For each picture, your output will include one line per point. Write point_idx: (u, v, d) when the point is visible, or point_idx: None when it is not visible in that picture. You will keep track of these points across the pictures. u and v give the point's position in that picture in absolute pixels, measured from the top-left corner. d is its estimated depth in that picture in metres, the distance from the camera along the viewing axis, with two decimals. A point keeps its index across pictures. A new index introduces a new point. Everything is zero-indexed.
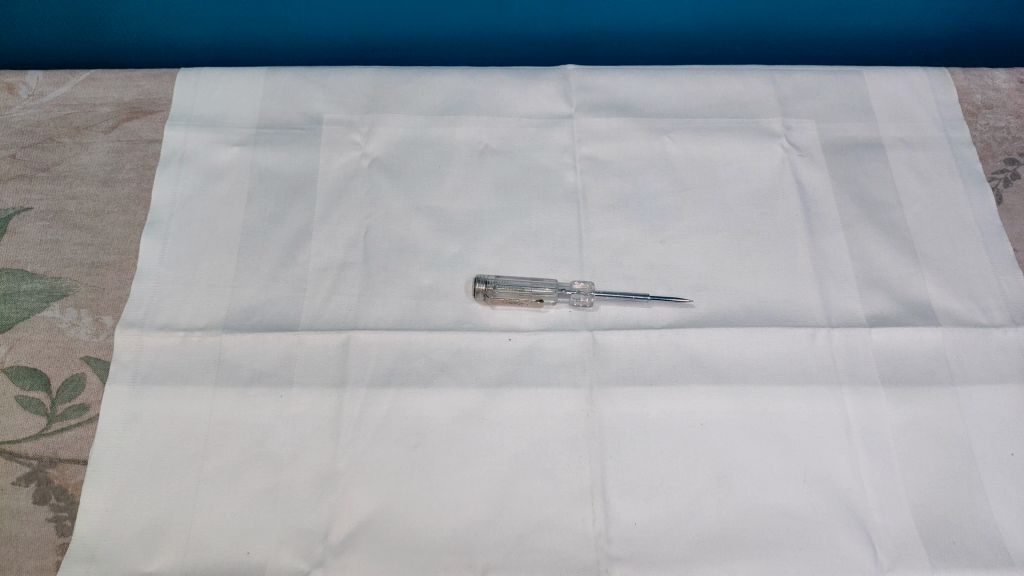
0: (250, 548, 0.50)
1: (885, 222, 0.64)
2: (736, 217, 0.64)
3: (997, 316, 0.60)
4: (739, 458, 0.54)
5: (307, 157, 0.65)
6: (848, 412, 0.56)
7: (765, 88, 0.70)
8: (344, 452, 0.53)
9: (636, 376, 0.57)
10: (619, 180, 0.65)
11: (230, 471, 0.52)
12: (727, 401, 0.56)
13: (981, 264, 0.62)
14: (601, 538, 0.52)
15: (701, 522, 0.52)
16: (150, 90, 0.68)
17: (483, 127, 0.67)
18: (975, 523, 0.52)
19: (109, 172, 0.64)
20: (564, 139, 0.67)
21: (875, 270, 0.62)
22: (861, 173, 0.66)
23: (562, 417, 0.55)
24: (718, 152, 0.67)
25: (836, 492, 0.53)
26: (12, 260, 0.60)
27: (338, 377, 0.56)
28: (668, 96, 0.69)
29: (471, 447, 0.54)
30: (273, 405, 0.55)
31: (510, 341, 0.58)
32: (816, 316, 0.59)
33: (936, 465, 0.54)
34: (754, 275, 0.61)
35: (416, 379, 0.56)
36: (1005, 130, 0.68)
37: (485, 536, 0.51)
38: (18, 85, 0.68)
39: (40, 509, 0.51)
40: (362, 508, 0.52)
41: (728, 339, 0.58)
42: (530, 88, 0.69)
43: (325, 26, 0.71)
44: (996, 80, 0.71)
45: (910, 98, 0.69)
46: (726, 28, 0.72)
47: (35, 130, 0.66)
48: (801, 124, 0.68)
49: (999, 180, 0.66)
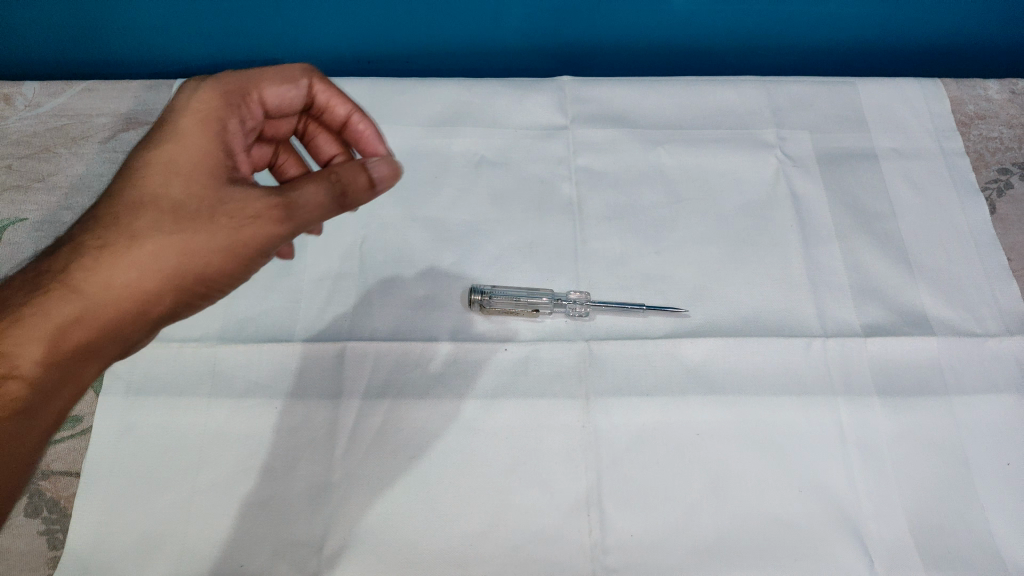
0: (244, 560, 0.50)
1: (880, 232, 0.64)
2: (732, 227, 0.64)
3: (992, 326, 0.60)
4: (735, 466, 0.54)
5: None
6: (844, 421, 0.56)
7: (759, 100, 0.70)
8: (339, 464, 0.53)
9: (633, 386, 0.57)
10: (614, 191, 0.65)
11: (224, 482, 0.52)
12: (723, 411, 0.56)
13: (975, 274, 0.62)
14: (598, 549, 0.51)
15: (698, 531, 0.52)
16: (147, 101, 0.68)
17: (479, 138, 0.68)
18: (971, 532, 0.52)
19: (105, 183, 0.64)
20: (560, 150, 0.67)
21: (870, 280, 0.62)
22: (855, 184, 0.66)
23: (559, 427, 0.55)
24: (713, 162, 0.67)
25: (832, 501, 0.53)
26: (8, 270, 0.60)
27: (333, 389, 0.56)
28: (663, 107, 0.69)
29: (467, 457, 0.54)
30: (269, 416, 0.55)
31: (506, 351, 0.58)
32: (812, 325, 0.60)
33: (932, 474, 0.54)
34: (749, 285, 0.61)
35: (411, 391, 0.56)
36: (999, 141, 0.68)
37: (480, 548, 0.51)
38: (14, 96, 0.68)
39: (31, 521, 0.51)
40: (357, 519, 0.52)
41: (724, 350, 0.58)
42: (526, 99, 0.69)
43: (320, 37, 0.71)
44: (988, 90, 0.71)
45: (904, 109, 0.70)
46: (719, 39, 0.72)
47: (31, 140, 0.66)
48: (796, 135, 0.69)
49: (993, 190, 0.66)
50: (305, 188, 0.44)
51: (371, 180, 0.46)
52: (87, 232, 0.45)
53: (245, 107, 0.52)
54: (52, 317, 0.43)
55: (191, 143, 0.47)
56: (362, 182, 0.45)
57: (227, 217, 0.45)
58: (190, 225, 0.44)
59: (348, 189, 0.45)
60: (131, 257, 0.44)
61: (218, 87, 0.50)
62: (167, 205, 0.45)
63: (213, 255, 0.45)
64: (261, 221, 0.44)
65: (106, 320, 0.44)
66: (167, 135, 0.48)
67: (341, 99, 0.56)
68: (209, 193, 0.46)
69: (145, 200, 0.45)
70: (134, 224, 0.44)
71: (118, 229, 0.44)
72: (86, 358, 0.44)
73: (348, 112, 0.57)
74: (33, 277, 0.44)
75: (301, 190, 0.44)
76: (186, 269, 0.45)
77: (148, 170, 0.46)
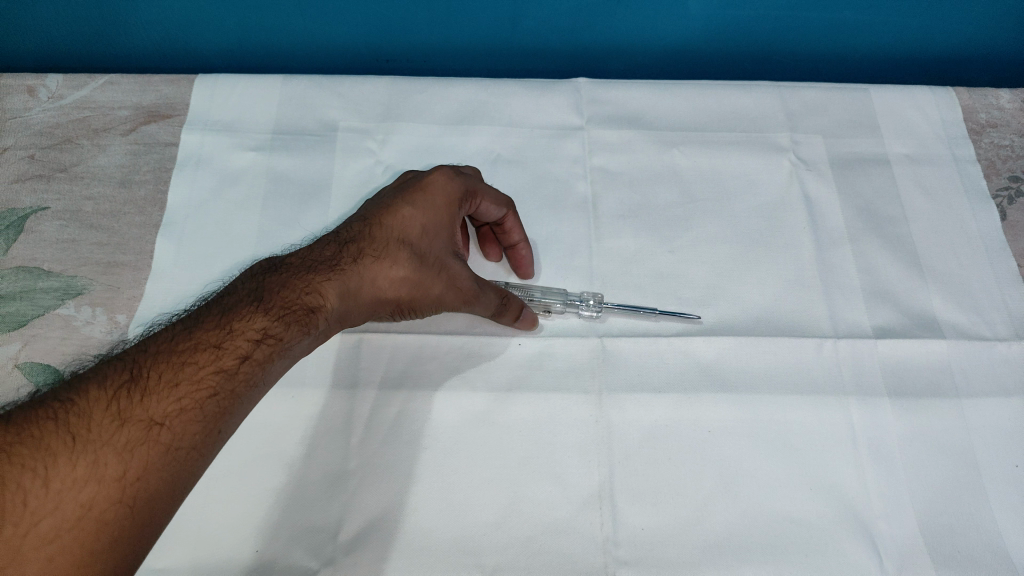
0: (260, 545, 0.51)
1: (892, 236, 0.65)
2: (744, 228, 0.65)
3: (1002, 330, 0.60)
4: (747, 464, 0.55)
5: (323, 163, 0.66)
6: (855, 421, 0.56)
7: (774, 104, 0.71)
8: (355, 453, 0.54)
9: (645, 382, 0.58)
10: (628, 190, 0.66)
11: (242, 468, 0.53)
12: (735, 409, 0.57)
13: (985, 279, 0.63)
14: (609, 542, 0.52)
15: (709, 528, 0.52)
16: (168, 95, 0.69)
17: (495, 138, 0.68)
18: (981, 533, 0.53)
19: (126, 174, 0.65)
20: (575, 150, 0.68)
21: (882, 283, 0.63)
22: (868, 188, 0.67)
23: (572, 422, 0.56)
24: (726, 165, 0.68)
25: (842, 499, 0.54)
26: (30, 257, 0.60)
27: (349, 379, 0.57)
28: (677, 110, 0.70)
29: (481, 449, 0.54)
30: (286, 405, 0.55)
31: (520, 346, 0.59)
32: (824, 327, 0.60)
33: (941, 475, 0.55)
34: (761, 286, 0.62)
35: (427, 382, 0.57)
36: (1011, 149, 0.69)
37: (494, 538, 0.51)
38: (37, 87, 0.69)
39: None
40: (372, 507, 0.52)
41: (737, 348, 0.59)
42: (542, 99, 0.70)
43: (340, 34, 0.72)
44: (1000, 99, 0.71)
45: (916, 115, 0.70)
46: (735, 44, 0.73)
47: (53, 131, 0.67)
48: (810, 139, 0.69)
49: (1004, 198, 0.66)
50: (488, 290, 0.57)
51: (518, 318, 0.57)
52: (367, 257, 0.54)
53: (473, 202, 0.59)
54: (356, 288, 0.53)
55: (437, 208, 0.58)
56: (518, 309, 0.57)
57: (445, 278, 0.56)
58: (427, 272, 0.56)
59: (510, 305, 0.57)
60: (391, 277, 0.55)
61: (468, 179, 0.59)
62: (416, 251, 0.56)
63: (425, 299, 0.56)
64: (457, 295, 0.57)
65: (351, 316, 0.54)
66: (423, 196, 0.57)
67: (495, 245, 0.63)
68: (439, 258, 0.57)
69: (401, 238, 0.56)
70: (395, 255, 0.55)
71: (384, 253, 0.55)
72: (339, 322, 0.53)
73: (519, 241, 0.61)
74: (336, 263, 0.53)
75: (487, 292, 0.57)
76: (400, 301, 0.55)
77: (409, 217, 0.56)
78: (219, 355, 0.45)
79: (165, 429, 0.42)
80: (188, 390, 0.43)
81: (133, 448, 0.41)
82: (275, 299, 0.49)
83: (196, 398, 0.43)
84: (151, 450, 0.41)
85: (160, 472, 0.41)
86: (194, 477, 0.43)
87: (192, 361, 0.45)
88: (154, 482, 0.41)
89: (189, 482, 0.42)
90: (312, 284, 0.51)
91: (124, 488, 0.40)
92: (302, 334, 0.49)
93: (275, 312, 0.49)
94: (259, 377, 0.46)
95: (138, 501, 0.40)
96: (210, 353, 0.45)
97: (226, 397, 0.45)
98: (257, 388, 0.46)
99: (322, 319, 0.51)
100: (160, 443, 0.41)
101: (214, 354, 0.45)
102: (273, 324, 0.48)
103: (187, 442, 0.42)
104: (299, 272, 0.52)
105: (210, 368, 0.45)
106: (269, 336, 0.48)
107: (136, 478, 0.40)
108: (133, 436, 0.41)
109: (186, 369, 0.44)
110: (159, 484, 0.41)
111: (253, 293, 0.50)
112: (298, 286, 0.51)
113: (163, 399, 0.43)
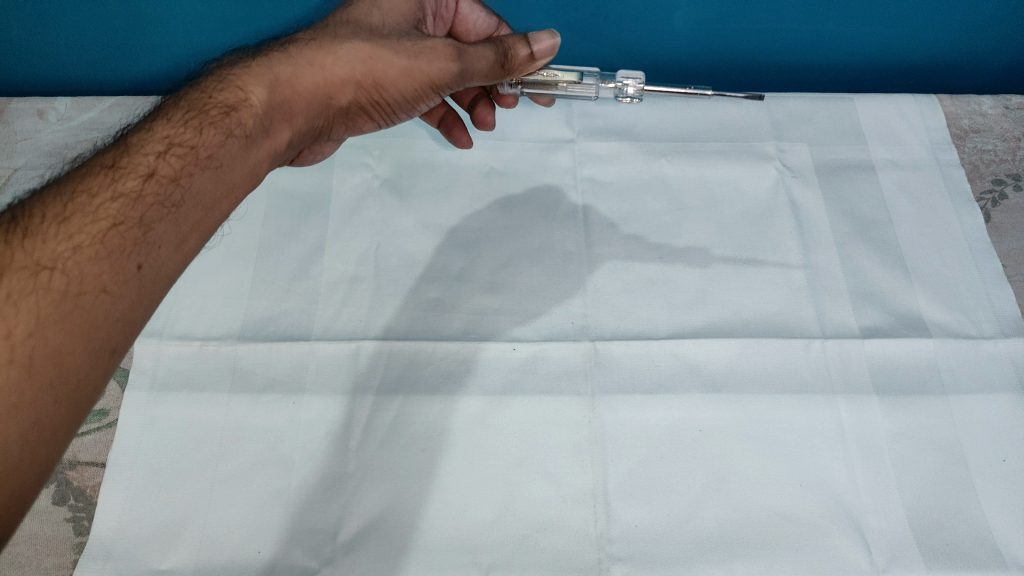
0: (261, 546, 0.52)
1: (876, 240, 0.66)
2: (733, 232, 0.66)
3: (988, 328, 0.61)
4: (737, 463, 0.56)
5: (322, 178, 0.68)
6: (844, 419, 0.58)
7: (759, 115, 0.73)
8: (352, 456, 0.55)
9: (636, 384, 0.59)
10: (619, 200, 0.68)
11: (242, 473, 0.55)
12: (725, 408, 0.58)
13: (971, 278, 0.64)
14: (603, 538, 0.53)
15: (701, 523, 0.53)
16: None
17: (489, 152, 0.71)
18: (970, 525, 0.53)
19: None
20: (565, 161, 0.71)
21: (868, 285, 0.64)
22: (853, 194, 0.69)
23: (566, 422, 0.57)
24: (715, 173, 0.70)
25: (832, 496, 0.54)
26: None
27: (348, 384, 0.58)
28: (666, 123, 0.73)
29: (477, 451, 0.56)
30: (286, 410, 0.57)
31: (514, 350, 0.60)
32: (811, 327, 0.62)
33: (931, 469, 0.56)
34: (750, 289, 0.63)
35: (423, 387, 0.58)
36: (993, 153, 0.71)
37: (489, 537, 0.52)
38: (47, 110, 0.71)
39: (59, 509, 0.54)
40: (371, 509, 0.53)
41: (727, 349, 0.60)
42: (534, 115, 0.73)
43: None
44: (982, 106, 0.74)
45: (898, 122, 0.72)
46: (722, 58, 0.75)
47: (62, 151, 0.69)
48: (795, 147, 0.71)
49: (987, 200, 0.69)
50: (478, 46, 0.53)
51: (532, 53, 0.53)
52: (303, 44, 0.51)
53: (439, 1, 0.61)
54: (291, 75, 0.49)
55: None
56: (524, 54, 0.53)
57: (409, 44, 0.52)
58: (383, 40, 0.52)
59: (511, 58, 0.53)
60: (337, 53, 0.51)
61: None
62: (364, 27, 0.53)
63: (393, 71, 0.52)
64: (435, 56, 0.52)
65: (301, 106, 0.50)
66: None
67: None
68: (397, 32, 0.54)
69: (347, 22, 0.54)
70: (337, 35, 0.52)
71: (324, 36, 0.52)
72: (287, 115, 0.49)
73: None
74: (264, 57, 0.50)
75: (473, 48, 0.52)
76: (368, 76, 0.52)
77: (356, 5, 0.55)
78: (117, 178, 0.42)
79: (57, 273, 0.38)
80: (82, 225, 0.39)
81: (18, 299, 0.36)
82: (187, 112, 0.46)
83: (93, 231, 0.39)
84: (42, 299, 0.37)
85: (57, 322, 0.37)
86: (110, 323, 0.39)
87: (86, 190, 0.41)
88: (55, 332, 0.37)
89: (103, 325, 0.38)
90: (231, 85, 0.48)
91: (13, 347, 0.35)
92: (224, 136, 0.45)
93: (182, 122, 0.45)
94: (171, 193, 0.42)
95: (36, 357, 0.36)
96: (106, 177, 0.41)
97: (133, 225, 0.40)
98: (176, 210, 0.42)
99: (249, 113, 0.47)
100: (52, 291, 0.37)
101: (112, 178, 0.41)
102: (179, 136, 0.44)
103: (89, 285, 0.38)
104: (219, 79, 0.49)
105: (108, 196, 0.41)
106: (178, 149, 0.44)
107: (27, 335, 0.36)
108: (17, 287, 0.37)
109: (78, 201, 0.40)
110: (61, 336, 0.37)
111: (162, 113, 0.47)
112: (216, 89, 0.48)
113: (51, 240, 0.38)
